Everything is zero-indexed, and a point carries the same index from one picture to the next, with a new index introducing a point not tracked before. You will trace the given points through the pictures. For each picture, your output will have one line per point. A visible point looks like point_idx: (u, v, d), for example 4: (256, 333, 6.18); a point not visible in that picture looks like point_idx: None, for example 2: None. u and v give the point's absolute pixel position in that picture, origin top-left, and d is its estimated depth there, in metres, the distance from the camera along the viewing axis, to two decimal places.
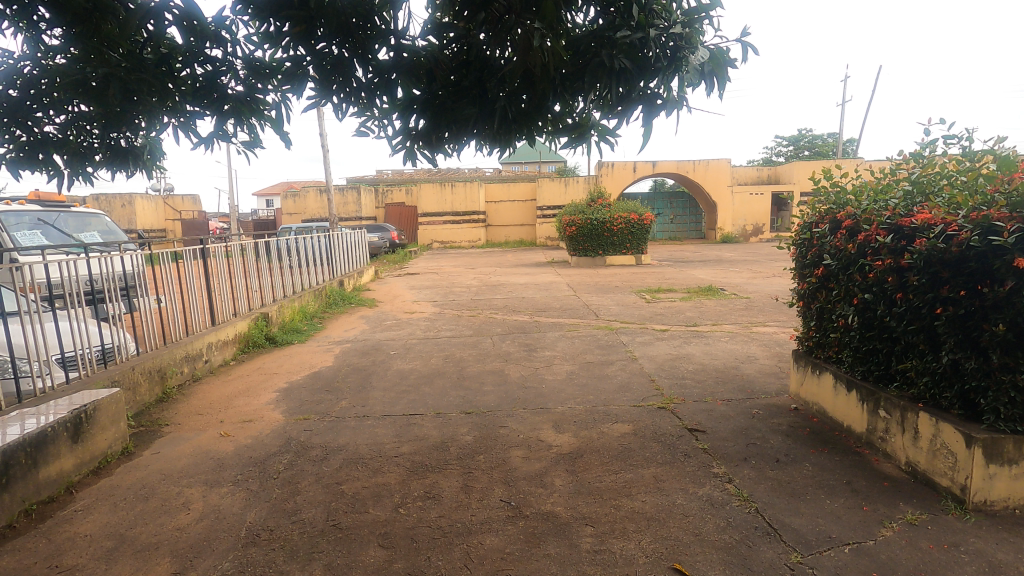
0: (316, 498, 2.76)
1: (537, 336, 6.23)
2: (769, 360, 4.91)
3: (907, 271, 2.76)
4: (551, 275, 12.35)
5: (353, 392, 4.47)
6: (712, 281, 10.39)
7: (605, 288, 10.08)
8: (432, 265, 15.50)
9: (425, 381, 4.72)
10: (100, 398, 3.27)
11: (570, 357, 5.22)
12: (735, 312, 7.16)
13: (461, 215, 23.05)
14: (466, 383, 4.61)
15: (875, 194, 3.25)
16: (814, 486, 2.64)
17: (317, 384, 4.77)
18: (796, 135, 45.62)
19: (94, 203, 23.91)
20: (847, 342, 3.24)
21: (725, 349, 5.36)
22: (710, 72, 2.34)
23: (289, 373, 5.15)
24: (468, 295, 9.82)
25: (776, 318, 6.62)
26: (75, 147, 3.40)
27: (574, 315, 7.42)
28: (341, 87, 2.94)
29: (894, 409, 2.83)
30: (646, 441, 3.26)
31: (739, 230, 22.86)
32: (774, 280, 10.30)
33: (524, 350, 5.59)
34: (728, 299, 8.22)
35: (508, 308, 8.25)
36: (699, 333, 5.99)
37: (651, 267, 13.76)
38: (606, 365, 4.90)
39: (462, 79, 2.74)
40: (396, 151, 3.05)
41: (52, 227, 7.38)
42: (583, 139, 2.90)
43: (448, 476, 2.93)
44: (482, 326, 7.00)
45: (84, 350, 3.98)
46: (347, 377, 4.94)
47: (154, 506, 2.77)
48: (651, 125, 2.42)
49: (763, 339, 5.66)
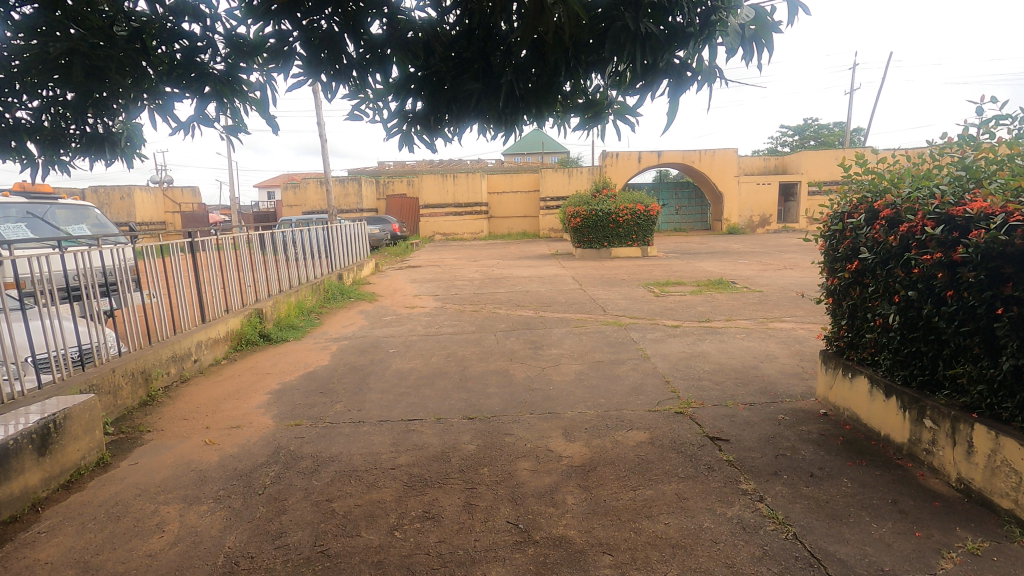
0: (303, 519, 2.50)
1: (543, 332, 5.96)
2: (789, 359, 4.63)
3: (960, 266, 2.48)
4: (556, 268, 12.07)
5: (349, 395, 4.21)
6: (722, 273, 10.10)
7: (611, 281, 9.80)
8: (434, 258, 15.25)
9: (425, 382, 4.46)
10: (73, 405, 3.01)
11: (578, 356, 4.95)
12: (749, 306, 6.86)
13: (464, 206, 22.72)
14: (469, 384, 4.34)
15: (917, 180, 2.96)
16: (856, 506, 2.37)
17: (311, 385, 4.51)
18: (803, 125, 44.93)
19: (92, 195, 23.67)
20: (885, 344, 2.96)
21: (742, 347, 5.07)
22: (752, 36, 2.06)
23: (282, 373, 4.90)
24: (471, 289, 9.54)
25: (792, 313, 6.33)
26: (50, 133, 3.14)
27: (582, 310, 7.14)
28: (330, 63, 2.62)
29: (942, 419, 2.56)
30: (665, 452, 2.99)
31: (746, 221, 22.51)
32: (786, 273, 10.02)
33: (529, 347, 5.31)
34: (740, 292, 7.94)
35: (512, 303, 7.98)
36: (713, 330, 5.70)
37: (657, 259, 13.49)
38: (617, 365, 4.63)
39: (463, 50, 2.43)
40: (391, 135, 2.79)
41: (41, 219, 7.11)
42: (597, 120, 2.62)
43: (449, 493, 2.66)
44: (486, 321, 6.74)
45: (58, 351, 3.68)
46: (344, 378, 4.68)
47: (126, 527, 2.51)
48: (678, 101, 2.14)
49: (781, 335, 5.37)
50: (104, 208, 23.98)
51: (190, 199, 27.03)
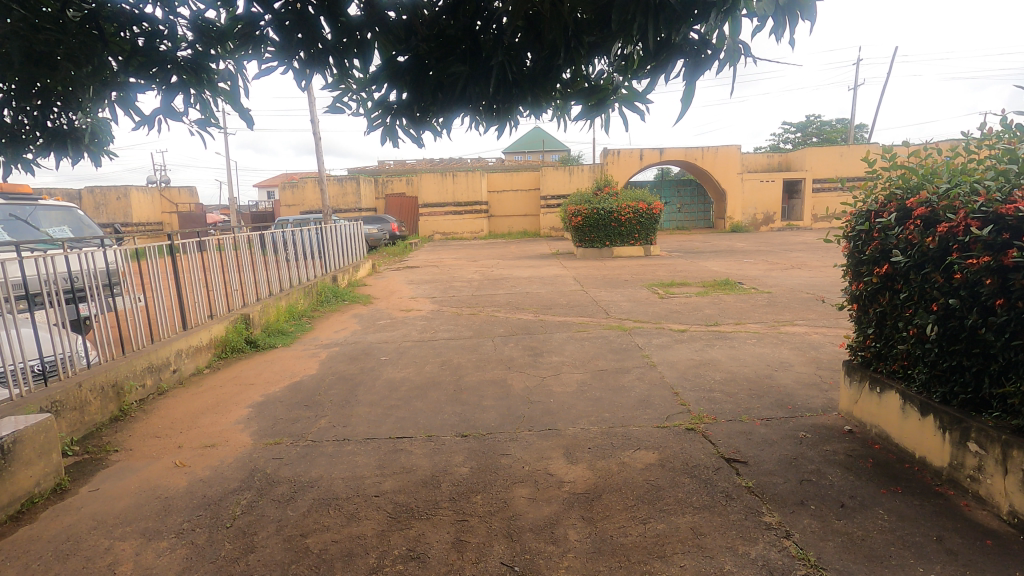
0: (273, 559, 2.23)
1: (543, 338, 5.68)
2: (805, 366, 4.34)
3: (1012, 272, 2.20)
4: (556, 268, 11.79)
5: (335, 408, 3.93)
6: (728, 273, 9.81)
7: (614, 282, 9.52)
8: (433, 258, 14.97)
9: (417, 393, 4.18)
10: (24, 427, 2.74)
11: (580, 364, 4.67)
12: (758, 309, 6.57)
13: (463, 205, 22.44)
14: (464, 396, 4.06)
15: (956, 175, 2.67)
16: (898, 545, 2.09)
17: (295, 397, 4.24)
18: (805, 121, 44.54)
19: (88, 196, 23.43)
20: (920, 356, 2.68)
21: (754, 353, 4.78)
22: (786, 5, 1.76)
23: (267, 383, 4.63)
24: (469, 290, 9.26)
25: (804, 316, 6.04)
26: (11, 130, 2.87)
27: (584, 313, 6.85)
28: (304, 45, 2.31)
29: (990, 443, 2.28)
30: (676, 476, 2.71)
31: (749, 219, 22.20)
32: (793, 272, 9.74)
33: (528, 355, 5.03)
34: (748, 293, 7.65)
35: (511, 305, 7.70)
36: (722, 334, 5.42)
37: (660, 258, 13.21)
38: (621, 374, 4.34)
39: (449, 28, 2.13)
40: (373, 128, 2.52)
41: (23, 221, 6.85)
42: (601, 108, 2.33)
43: (438, 526, 2.39)
44: (483, 326, 6.46)
45: (15, 365, 3.37)
46: (331, 389, 4.41)
47: (73, 568, 2.24)
48: (696, 84, 1.86)
49: (795, 341, 5.09)
50: (100, 209, 23.74)
51: (188, 199, 26.78)
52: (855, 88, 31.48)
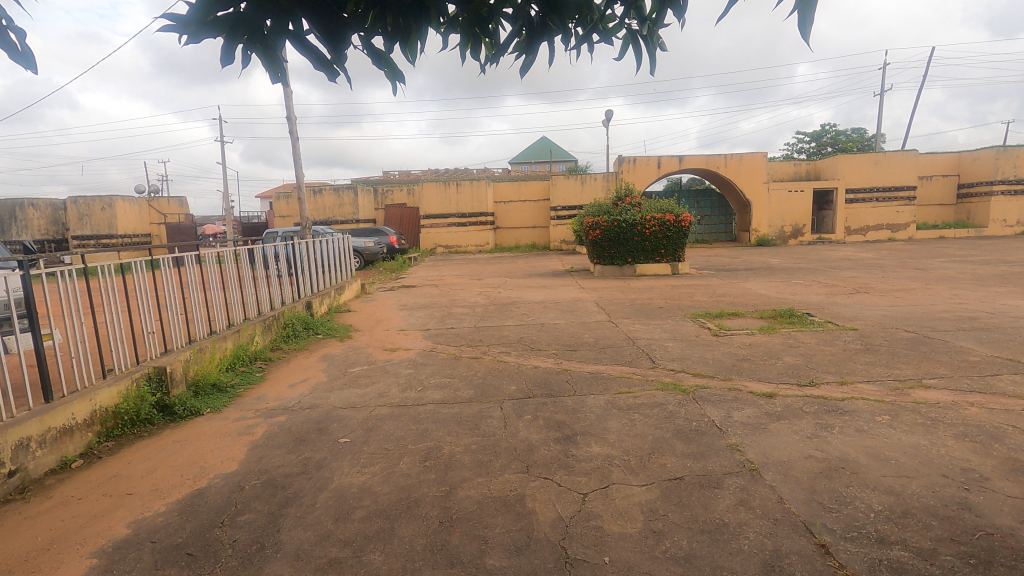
0: None
1: (573, 405, 4.04)
2: (1010, 480, 2.67)
3: None
4: (573, 290, 10.14)
5: (233, 566, 2.29)
6: (783, 300, 8.15)
7: (646, 310, 7.86)
8: (434, 276, 13.40)
9: (381, 527, 2.54)
10: None
11: (639, 466, 3.01)
12: (856, 358, 4.89)
13: (467, 217, 20.86)
14: (457, 539, 2.41)
15: None
16: None
17: (181, 530, 2.59)
18: (822, 130, 42.98)
19: (71, 206, 22.04)
20: None
21: (906, 446, 3.09)
22: None
23: (155, 492, 3.00)
24: (471, 320, 7.63)
25: (933, 372, 4.37)
26: None
27: (620, 361, 5.21)
28: None
29: None
30: None
31: (777, 232, 20.51)
32: (864, 298, 8.06)
33: (554, 442, 3.37)
34: (826, 330, 5.99)
35: (525, 344, 6.08)
36: (832, 407, 3.74)
37: (691, 278, 11.56)
38: (711, 494, 2.68)
39: None
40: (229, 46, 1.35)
41: None
42: None
43: None
44: (488, 379, 4.82)
45: None
46: (246, 510, 2.76)
47: None
48: None
49: (952, 421, 3.42)
50: (84, 220, 22.30)
51: (177, 210, 25.32)
52: (880, 92, 30.01)
